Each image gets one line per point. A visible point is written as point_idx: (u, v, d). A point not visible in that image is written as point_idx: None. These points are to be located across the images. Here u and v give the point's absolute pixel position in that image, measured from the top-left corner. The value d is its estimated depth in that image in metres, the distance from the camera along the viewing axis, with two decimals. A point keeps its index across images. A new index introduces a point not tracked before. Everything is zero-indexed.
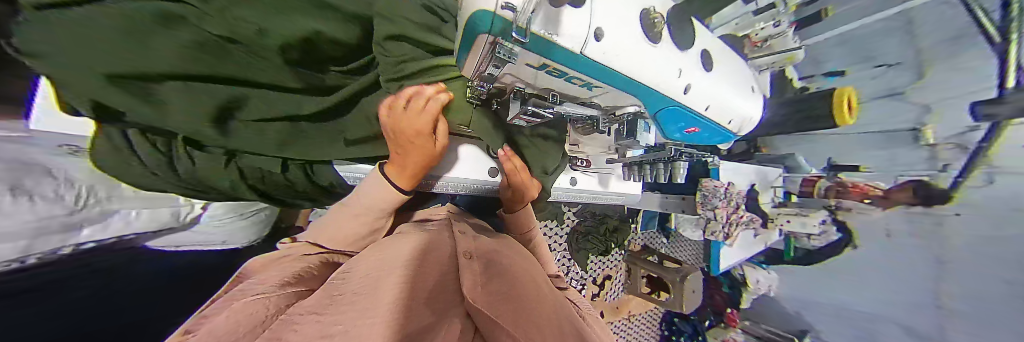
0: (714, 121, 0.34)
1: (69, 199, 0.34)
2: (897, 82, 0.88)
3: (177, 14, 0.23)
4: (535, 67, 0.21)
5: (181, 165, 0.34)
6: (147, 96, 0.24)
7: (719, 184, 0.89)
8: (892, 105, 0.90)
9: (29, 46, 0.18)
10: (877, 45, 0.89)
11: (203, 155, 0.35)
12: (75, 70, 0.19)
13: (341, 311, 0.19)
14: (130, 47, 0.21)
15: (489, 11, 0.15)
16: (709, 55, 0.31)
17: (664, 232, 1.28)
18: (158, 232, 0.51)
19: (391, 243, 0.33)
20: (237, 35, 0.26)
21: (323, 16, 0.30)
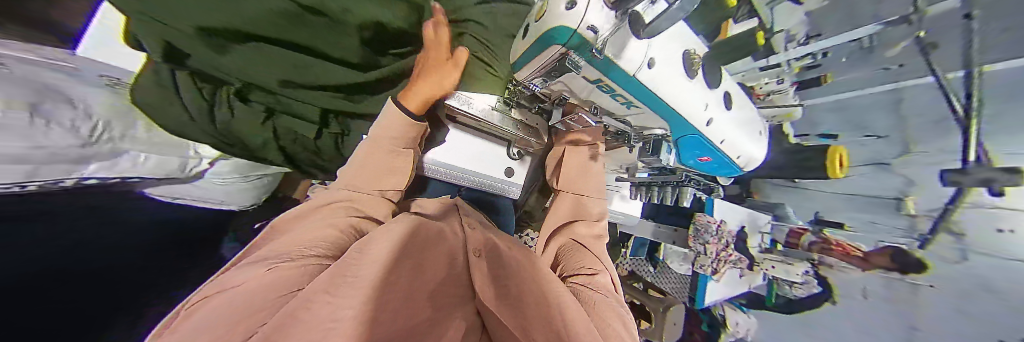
0: (727, 155, 0.37)
1: (81, 132, 0.38)
2: (885, 153, 0.88)
3: None
4: (590, 81, 0.24)
5: (220, 114, 0.37)
6: (220, 46, 0.30)
7: (712, 220, 0.92)
8: (878, 173, 0.90)
9: None
10: (870, 116, 0.88)
11: (244, 107, 0.39)
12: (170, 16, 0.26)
13: (334, 291, 0.14)
14: (225, 3, 0.27)
15: (569, 28, 0.18)
16: (729, 96, 0.35)
17: (652, 262, 1.32)
18: (161, 180, 0.54)
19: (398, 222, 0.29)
20: (319, 7, 0.30)
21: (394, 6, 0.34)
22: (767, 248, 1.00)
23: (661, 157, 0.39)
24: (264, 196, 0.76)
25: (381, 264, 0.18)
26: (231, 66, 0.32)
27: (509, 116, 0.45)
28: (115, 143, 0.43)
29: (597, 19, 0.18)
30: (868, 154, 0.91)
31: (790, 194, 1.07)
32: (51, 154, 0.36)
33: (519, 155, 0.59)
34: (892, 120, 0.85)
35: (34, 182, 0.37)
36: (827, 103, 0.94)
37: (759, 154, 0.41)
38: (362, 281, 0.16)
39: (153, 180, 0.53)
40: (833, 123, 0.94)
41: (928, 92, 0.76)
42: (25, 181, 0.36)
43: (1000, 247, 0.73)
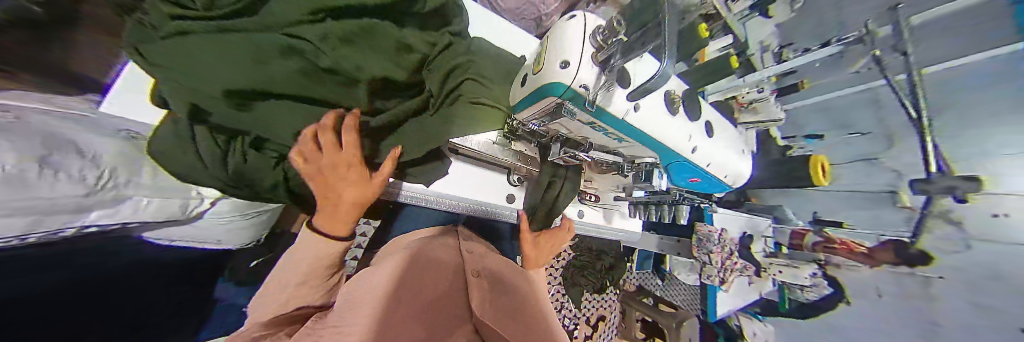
0: (714, 175, 0.40)
1: (91, 179, 0.34)
2: (871, 149, 0.89)
3: (297, 47, 0.30)
4: (585, 123, 0.28)
5: (233, 160, 0.37)
6: (245, 105, 0.31)
7: (713, 230, 0.92)
8: (867, 169, 0.90)
9: (161, 58, 0.26)
10: (853, 116, 0.89)
11: (256, 154, 0.39)
12: (203, 84, 0.26)
13: None
14: (255, 65, 0.28)
15: (563, 84, 0.23)
16: (711, 124, 0.38)
17: (658, 274, 1.30)
18: (159, 223, 0.48)
19: (405, 261, 0.35)
20: (339, 66, 0.33)
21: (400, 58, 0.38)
22: (772, 253, 0.99)
23: (653, 182, 0.38)
24: (268, 232, 0.72)
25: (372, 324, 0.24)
26: (253, 121, 0.32)
27: (510, 148, 0.50)
28: (117, 188, 0.37)
29: (586, 80, 0.23)
30: (854, 152, 0.92)
31: (791, 197, 1.09)
32: (52, 204, 0.30)
33: (520, 181, 0.62)
34: (872, 119, 0.86)
35: (32, 234, 0.31)
36: (807, 105, 0.98)
37: (743, 173, 0.43)
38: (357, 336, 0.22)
39: (151, 224, 0.47)
40: (817, 124, 0.97)
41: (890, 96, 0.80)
42: (23, 234, 0.30)
43: (1004, 235, 0.69)
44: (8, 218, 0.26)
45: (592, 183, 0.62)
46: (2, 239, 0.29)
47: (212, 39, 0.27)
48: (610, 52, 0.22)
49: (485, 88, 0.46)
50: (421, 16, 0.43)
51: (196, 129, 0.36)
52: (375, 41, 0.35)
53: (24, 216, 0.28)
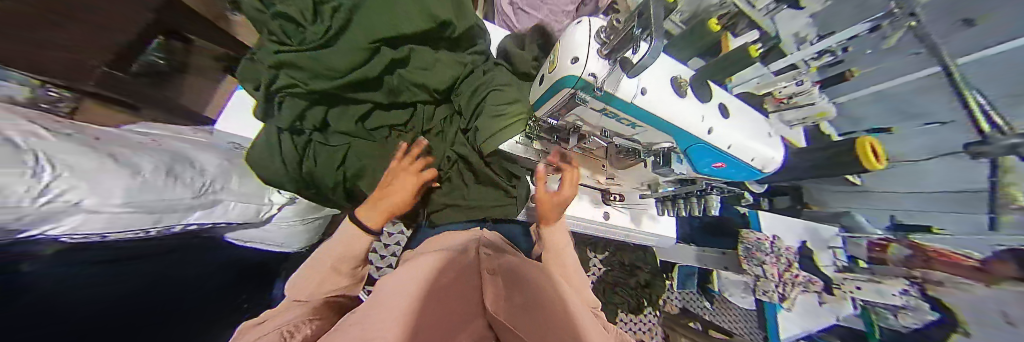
0: (738, 158, 0.38)
1: (195, 187, 0.51)
2: (950, 142, 0.66)
3: (368, 61, 0.48)
4: (597, 111, 0.31)
5: (307, 162, 0.51)
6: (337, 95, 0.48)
7: (763, 237, 0.86)
8: (951, 164, 0.67)
9: (300, 74, 0.46)
10: (920, 103, 0.68)
11: (324, 157, 0.53)
12: (321, 82, 0.47)
13: (361, 333, 0.21)
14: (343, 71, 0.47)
15: (576, 76, 0.26)
16: (726, 107, 0.37)
17: (705, 295, 1.16)
18: (242, 224, 0.64)
19: (420, 261, 0.38)
20: (389, 70, 0.51)
21: (435, 65, 0.54)
22: (844, 267, 0.87)
23: (672, 166, 0.41)
24: (312, 239, 0.87)
25: (402, 310, 0.25)
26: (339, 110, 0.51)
27: (532, 147, 0.49)
28: (215, 194, 0.55)
29: (594, 70, 0.25)
30: (931, 145, 0.70)
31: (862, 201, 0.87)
32: (169, 204, 0.47)
33: (541, 181, 0.62)
34: (944, 105, 0.63)
35: (156, 226, 0.47)
36: (869, 94, 0.75)
37: (776, 154, 0.40)
38: (389, 318, 0.24)
39: (236, 225, 0.63)
40: (877, 115, 0.76)
41: (940, 85, 0.61)
42: (151, 226, 0.46)
43: None
44: (127, 211, 0.41)
45: (616, 179, 0.59)
46: (140, 229, 0.45)
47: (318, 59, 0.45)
48: (612, 46, 0.24)
49: (497, 91, 0.52)
50: (451, 41, 0.57)
51: (281, 137, 0.49)
52: (421, 55, 0.53)
53: (148, 210, 0.44)
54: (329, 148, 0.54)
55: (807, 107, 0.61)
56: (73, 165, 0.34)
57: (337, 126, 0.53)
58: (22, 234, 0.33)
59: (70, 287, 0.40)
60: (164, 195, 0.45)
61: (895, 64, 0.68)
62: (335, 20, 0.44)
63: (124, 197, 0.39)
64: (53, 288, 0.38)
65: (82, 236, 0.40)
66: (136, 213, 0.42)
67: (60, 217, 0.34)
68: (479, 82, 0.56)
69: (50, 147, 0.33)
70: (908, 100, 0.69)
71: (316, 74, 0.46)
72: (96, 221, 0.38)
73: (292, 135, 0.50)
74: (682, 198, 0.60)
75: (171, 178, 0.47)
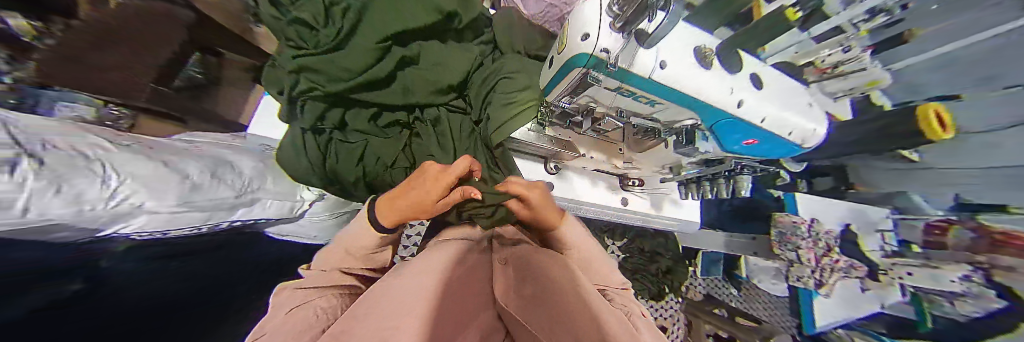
0: (774, 133, 0.34)
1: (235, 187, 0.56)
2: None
3: (379, 58, 0.49)
4: (611, 90, 0.30)
5: (330, 160, 0.53)
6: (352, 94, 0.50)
7: (799, 220, 0.78)
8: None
9: (316, 76, 0.47)
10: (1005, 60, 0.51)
11: (345, 155, 0.54)
12: (336, 82, 0.48)
13: (391, 317, 0.25)
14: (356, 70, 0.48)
15: (588, 53, 0.24)
16: (757, 77, 0.33)
17: (732, 282, 1.09)
18: (278, 220, 0.70)
19: (439, 247, 0.41)
20: (399, 65, 0.52)
21: (443, 57, 0.54)
22: (893, 252, 0.78)
23: (696, 144, 0.40)
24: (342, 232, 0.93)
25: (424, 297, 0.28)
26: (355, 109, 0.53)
27: (544, 134, 0.49)
28: (254, 193, 0.61)
29: (607, 44, 0.24)
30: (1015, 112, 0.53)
31: (915, 184, 0.70)
32: (215, 204, 0.52)
33: (556, 168, 0.59)
34: None
35: (208, 223, 0.53)
36: (934, 56, 0.57)
37: (819, 126, 0.36)
38: (414, 304, 0.26)
39: (273, 221, 0.69)
40: (941, 81, 0.58)
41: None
42: (203, 223, 0.52)
43: None
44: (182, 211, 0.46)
45: (635, 164, 0.56)
46: (195, 226, 0.51)
47: (333, 61, 0.47)
48: (627, 17, 0.22)
49: (505, 78, 0.52)
50: (457, 32, 0.57)
51: (305, 138, 0.52)
52: (429, 49, 0.53)
53: (199, 210, 0.49)
54: (348, 146, 0.55)
55: (854, 76, 0.54)
56: (133, 172, 0.40)
57: (353, 125, 0.54)
58: (101, 233, 0.39)
59: (140, 282, 0.48)
60: (209, 196, 0.50)
61: (972, 18, 0.51)
62: (345, 22, 0.46)
63: (178, 199, 0.45)
64: (122, 282, 0.44)
65: (149, 234, 0.46)
66: (189, 213, 0.48)
67: (128, 218, 0.40)
68: (487, 71, 0.56)
69: (115, 158, 0.39)
70: (992, 59, 0.52)
71: (330, 74, 0.47)
72: (158, 220, 0.44)
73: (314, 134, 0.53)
74: (708, 179, 0.58)
75: (216, 180, 0.53)
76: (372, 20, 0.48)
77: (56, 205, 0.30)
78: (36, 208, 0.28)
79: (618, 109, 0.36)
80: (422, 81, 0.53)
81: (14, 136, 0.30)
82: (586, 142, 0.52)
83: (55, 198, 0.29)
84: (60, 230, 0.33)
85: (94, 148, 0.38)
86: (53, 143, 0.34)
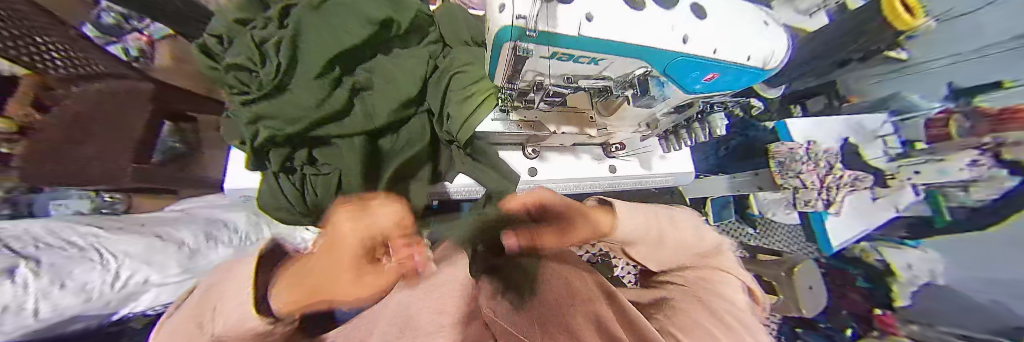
0: (730, 64, 0.33)
1: (233, 242, 0.56)
2: None
3: (327, 85, 0.48)
4: (548, 56, 0.31)
5: (309, 196, 0.54)
6: (312, 129, 0.49)
7: (793, 146, 0.86)
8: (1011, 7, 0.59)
9: (274, 118, 0.47)
10: None
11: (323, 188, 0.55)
12: (293, 120, 0.47)
13: None
14: (308, 103, 0.47)
15: (509, 25, 0.25)
16: (699, 6, 0.32)
17: (745, 220, 1.01)
18: None
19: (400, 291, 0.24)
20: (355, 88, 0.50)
21: (397, 68, 0.52)
22: (897, 155, 0.81)
23: (654, 92, 0.38)
24: None
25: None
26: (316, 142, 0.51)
27: (510, 120, 0.50)
28: (255, 245, 0.62)
29: (521, 11, 0.25)
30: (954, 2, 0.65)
31: (890, 82, 0.80)
32: (215, 263, 0.52)
33: (535, 152, 0.64)
34: None
35: None
36: None
37: (779, 45, 0.35)
38: None
39: None
40: None
41: None
42: None
43: None
44: (174, 284, 0.45)
45: (609, 129, 0.55)
46: None
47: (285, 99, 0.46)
48: None
49: (458, 73, 0.51)
50: (401, 38, 0.55)
51: (282, 179, 0.53)
52: (380, 62, 0.52)
53: None
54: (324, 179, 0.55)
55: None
56: (127, 252, 0.40)
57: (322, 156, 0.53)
58: (114, 316, 0.41)
59: None
60: (210, 257, 0.51)
61: None
62: (282, 56, 0.45)
63: (180, 266, 0.45)
64: None
65: (161, 307, 0.46)
66: (196, 277, 0.49)
67: (137, 296, 0.41)
68: (443, 72, 0.53)
69: (111, 240, 0.41)
70: None
71: (286, 112, 0.47)
72: (167, 293, 0.44)
73: (287, 174, 0.54)
74: (685, 126, 0.55)
75: (214, 240, 0.53)
76: (310, 48, 0.47)
77: (65, 298, 0.32)
78: (41, 305, 0.30)
79: (564, 76, 0.37)
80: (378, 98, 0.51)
81: (9, 245, 0.32)
82: (554, 118, 0.51)
83: (61, 292, 0.31)
84: (72, 322, 0.35)
85: (87, 238, 0.39)
86: (47, 243, 0.36)
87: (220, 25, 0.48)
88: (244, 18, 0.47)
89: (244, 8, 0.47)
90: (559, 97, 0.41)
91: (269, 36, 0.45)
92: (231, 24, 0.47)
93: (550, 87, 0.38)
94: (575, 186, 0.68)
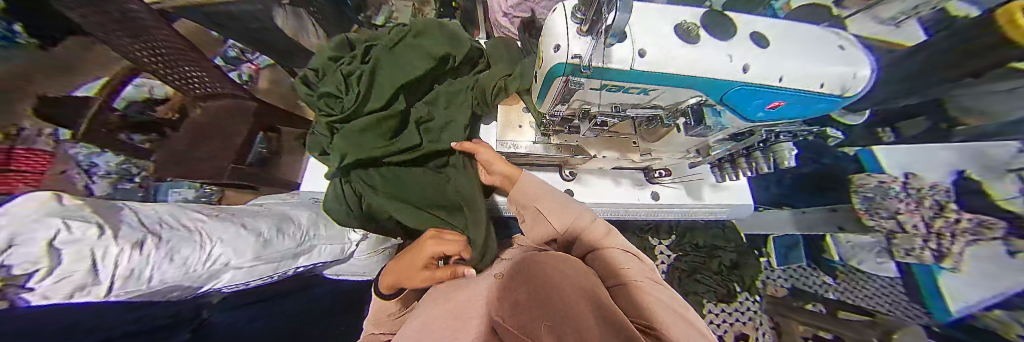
0: (801, 89, 0.31)
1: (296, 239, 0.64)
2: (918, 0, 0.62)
3: (394, 112, 0.55)
4: (598, 88, 0.33)
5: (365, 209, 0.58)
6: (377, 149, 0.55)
7: (883, 179, 0.76)
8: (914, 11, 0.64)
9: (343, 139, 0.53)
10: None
11: None
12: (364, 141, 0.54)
13: None
14: (378, 127, 0.54)
15: (564, 62, 0.29)
16: (761, 35, 0.31)
17: (820, 267, 0.99)
18: (331, 262, 0.76)
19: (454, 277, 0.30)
20: (418, 115, 0.57)
21: (452, 98, 0.59)
22: None
23: (706, 122, 0.38)
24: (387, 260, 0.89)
25: None
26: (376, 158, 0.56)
27: (550, 143, 0.52)
28: (313, 241, 0.69)
29: (578, 51, 0.28)
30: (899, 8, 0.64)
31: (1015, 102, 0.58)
32: (280, 254, 0.59)
33: (572, 175, 0.63)
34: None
35: (279, 273, 0.60)
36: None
37: (860, 66, 0.31)
38: None
39: (329, 263, 0.76)
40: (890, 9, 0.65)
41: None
42: (274, 273, 0.59)
43: None
44: (243, 270, 0.51)
45: (653, 154, 0.53)
46: (270, 275, 0.58)
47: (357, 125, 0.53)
48: (589, 22, 0.27)
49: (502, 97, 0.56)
50: (454, 70, 0.62)
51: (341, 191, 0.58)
52: (439, 91, 0.59)
53: (274, 261, 0.58)
54: None
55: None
56: (221, 238, 0.49)
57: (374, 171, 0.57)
58: (202, 289, 0.47)
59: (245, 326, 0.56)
60: (282, 247, 0.60)
61: None
62: (362, 84, 0.54)
63: (254, 253, 0.53)
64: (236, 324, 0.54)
65: (235, 286, 0.53)
66: (262, 265, 0.55)
67: (219, 275, 0.48)
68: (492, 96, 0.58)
69: (208, 227, 0.50)
70: None
71: (357, 135, 0.53)
72: (240, 275, 0.51)
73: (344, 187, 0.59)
74: (744, 154, 0.52)
75: (283, 233, 0.62)
76: (381, 82, 0.56)
77: (136, 265, 0.35)
78: (158, 276, 0.38)
79: (612, 105, 0.39)
80: (433, 121, 0.58)
81: (147, 224, 0.41)
82: (596, 143, 0.53)
83: (135, 259, 0.35)
84: (170, 291, 0.41)
85: (192, 222, 0.48)
86: (169, 223, 0.45)
87: (318, 60, 0.61)
88: (335, 55, 0.60)
89: (336, 47, 0.60)
90: (604, 125, 0.43)
91: (354, 69, 0.57)
92: (327, 60, 0.60)
93: (597, 118, 0.42)
94: (618, 211, 0.66)
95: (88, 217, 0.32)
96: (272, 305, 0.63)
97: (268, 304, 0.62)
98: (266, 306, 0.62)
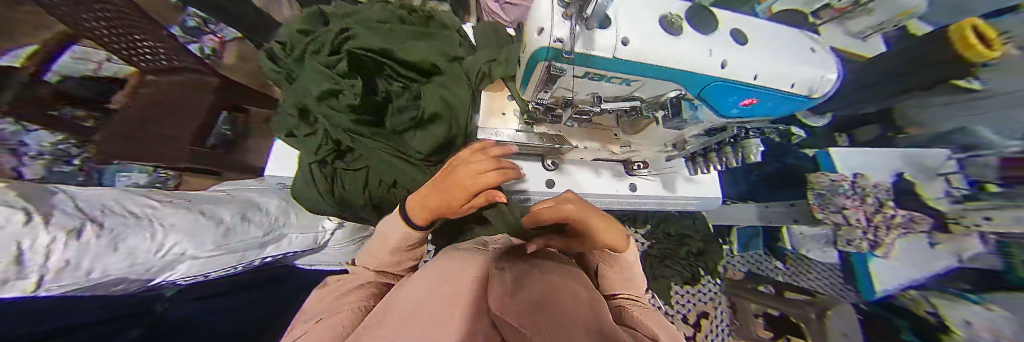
0: (771, 88, 0.32)
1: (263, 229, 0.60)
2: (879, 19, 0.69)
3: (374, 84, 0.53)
4: (580, 75, 0.33)
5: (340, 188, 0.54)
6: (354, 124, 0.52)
7: (837, 177, 0.80)
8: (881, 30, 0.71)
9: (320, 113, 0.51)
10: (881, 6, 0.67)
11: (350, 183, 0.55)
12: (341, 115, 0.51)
13: None
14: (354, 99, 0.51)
15: (548, 46, 0.28)
16: (740, 32, 0.32)
17: (773, 254, 1.09)
18: (304, 251, 0.73)
19: (440, 266, 0.30)
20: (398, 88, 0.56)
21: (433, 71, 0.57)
22: (962, 197, 0.62)
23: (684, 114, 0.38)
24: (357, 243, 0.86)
25: None
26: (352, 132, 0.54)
27: (533, 132, 0.52)
28: (281, 230, 0.65)
29: (561, 35, 0.27)
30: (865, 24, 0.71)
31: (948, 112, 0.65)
32: (245, 244, 0.56)
33: (555, 165, 0.64)
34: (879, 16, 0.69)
35: (243, 263, 0.57)
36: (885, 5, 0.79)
37: (826, 70, 0.33)
38: None
39: (301, 252, 0.72)
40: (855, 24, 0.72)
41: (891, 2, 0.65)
42: (238, 263, 0.55)
43: None
44: (202, 261, 0.47)
45: (632, 147, 0.55)
46: (233, 266, 0.54)
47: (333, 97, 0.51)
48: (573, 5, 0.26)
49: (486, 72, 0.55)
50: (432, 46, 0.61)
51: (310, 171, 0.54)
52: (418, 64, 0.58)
53: (237, 252, 0.54)
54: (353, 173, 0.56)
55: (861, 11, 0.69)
56: (176, 226, 0.45)
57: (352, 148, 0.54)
58: (152, 282, 0.42)
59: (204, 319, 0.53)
60: (245, 237, 0.56)
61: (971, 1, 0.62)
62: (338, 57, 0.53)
63: (214, 243, 0.49)
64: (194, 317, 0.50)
65: (192, 277, 0.49)
66: (223, 256, 0.51)
67: (174, 266, 0.44)
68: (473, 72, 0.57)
69: (161, 214, 0.45)
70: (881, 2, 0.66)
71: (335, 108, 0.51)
72: (198, 266, 0.47)
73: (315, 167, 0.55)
74: (715, 149, 0.54)
75: (248, 222, 0.58)
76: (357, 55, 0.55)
77: (74, 257, 0.31)
78: (100, 268, 0.34)
79: (593, 95, 0.40)
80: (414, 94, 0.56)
81: (85, 209, 0.36)
82: (578, 133, 0.53)
83: (73, 250, 0.31)
84: (116, 284, 0.37)
85: (140, 208, 0.43)
86: (112, 208, 0.40)
87: (286, 33, 0.58)
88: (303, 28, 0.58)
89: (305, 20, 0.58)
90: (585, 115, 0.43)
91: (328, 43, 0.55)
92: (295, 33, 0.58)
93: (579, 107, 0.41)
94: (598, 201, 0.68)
95: (8, 200, 0.28)
96: (234, 297, 0.59)
97: (229, 297, 0.58)
98: (227, 298, 0.58)
